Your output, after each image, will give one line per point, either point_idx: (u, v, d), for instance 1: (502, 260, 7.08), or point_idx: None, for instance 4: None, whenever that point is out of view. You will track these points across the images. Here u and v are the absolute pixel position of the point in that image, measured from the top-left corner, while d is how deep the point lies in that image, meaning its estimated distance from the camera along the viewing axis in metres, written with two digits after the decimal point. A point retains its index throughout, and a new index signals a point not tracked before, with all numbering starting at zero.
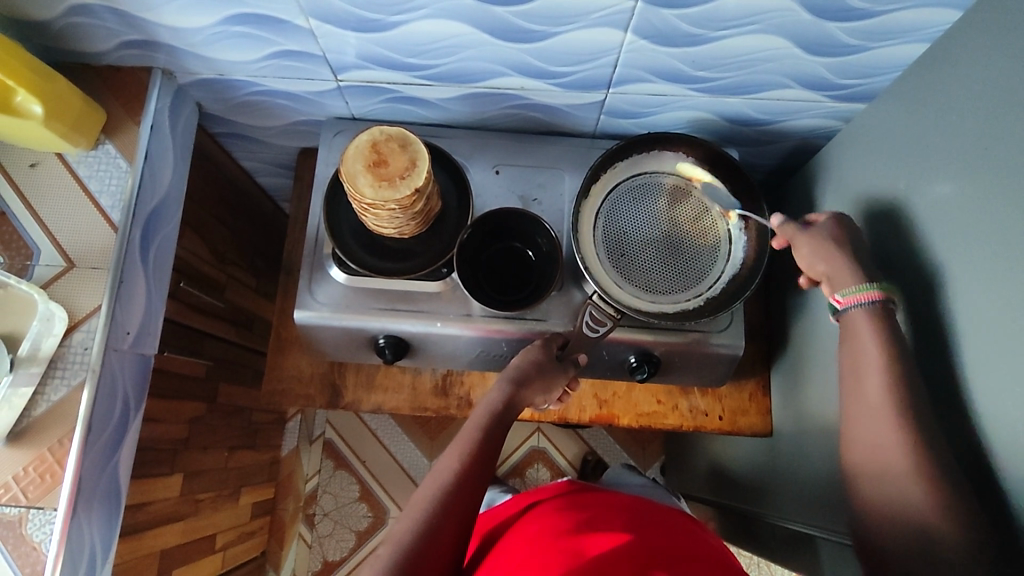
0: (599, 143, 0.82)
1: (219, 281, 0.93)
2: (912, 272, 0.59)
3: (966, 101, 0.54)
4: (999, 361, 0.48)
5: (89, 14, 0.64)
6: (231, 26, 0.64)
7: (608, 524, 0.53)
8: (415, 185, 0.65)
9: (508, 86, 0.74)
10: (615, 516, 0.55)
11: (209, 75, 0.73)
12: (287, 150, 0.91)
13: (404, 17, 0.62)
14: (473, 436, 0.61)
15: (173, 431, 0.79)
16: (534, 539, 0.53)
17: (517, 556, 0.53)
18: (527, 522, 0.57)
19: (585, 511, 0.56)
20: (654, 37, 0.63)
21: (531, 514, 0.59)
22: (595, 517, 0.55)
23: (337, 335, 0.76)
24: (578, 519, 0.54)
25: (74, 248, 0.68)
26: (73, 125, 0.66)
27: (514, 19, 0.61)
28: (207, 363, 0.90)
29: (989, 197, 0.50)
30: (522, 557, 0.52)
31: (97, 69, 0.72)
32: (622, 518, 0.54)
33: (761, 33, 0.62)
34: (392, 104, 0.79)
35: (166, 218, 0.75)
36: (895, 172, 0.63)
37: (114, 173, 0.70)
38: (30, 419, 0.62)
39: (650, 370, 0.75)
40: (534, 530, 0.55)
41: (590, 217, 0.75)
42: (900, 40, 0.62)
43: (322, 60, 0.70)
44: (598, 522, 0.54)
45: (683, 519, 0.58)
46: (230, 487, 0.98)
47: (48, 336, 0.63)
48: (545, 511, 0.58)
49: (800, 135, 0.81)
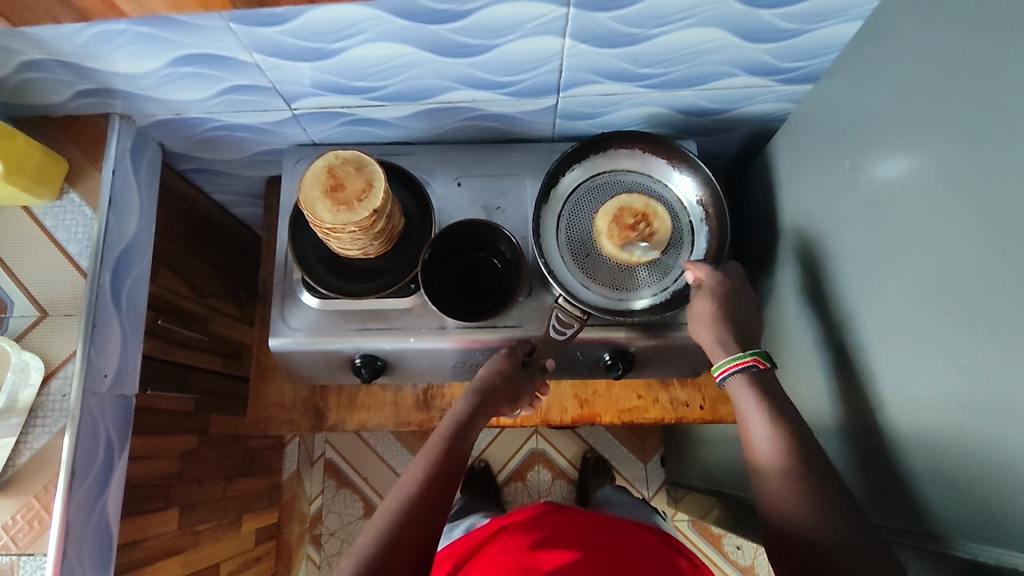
0: (558, 147, 0.83)
1: (201, 314, 0.94)
2: (868, 251, 0.59)
3: (903, 77, 0.55)
4: (948, 334, 0.49)
5: (41, 69, 0.65)
6: (179, 68, 0.66)
7: (568, 542, 0.57)
8: (373, 206, 0.65)
9: (460, 100, 0.75)
10: (573, 532, 0.59)
11: (166, 115, 0.75)
12: (255, 179, 0.93)
13: (346, 43, 0.63)
14: (438, 447, 0.63)
15: (165, 466, 0.80)
16: (496, 557, 0.58)
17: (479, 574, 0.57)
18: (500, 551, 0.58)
19: (549, 534, 0.59)
20: (593, 40, 0.64)
21: (505, 540, 0.60)
22: (555, 534, 0.59)
23: (315, 359, 0.77)
24: (538, 537, 0.58)
25: (47, 298, 0.69)
26: (34, 178, 0.68)
27: (453, 36, 0.62)
28: (195, 396, 0.91)
29: (927, 171, 0.51)
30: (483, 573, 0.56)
31: (56, 120, 0.73)
32: (582, 536, 0.59)
33: (699, 26, 0.63)
34: (350, 127, 0.80)
35: (136, 260, 0.76)
36: (844, 150, 0.63)
37: (80, 221, 0.71)
38: (15, 468, 0.64)
39: (626, 367, 0.75)
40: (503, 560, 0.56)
41: (552, 222, 0.76)
42: (835, 21, 0.62)
43: (274, 91, 0.71)
44: (556, 539, 0.58)
45: (642, 542, 0.60)
46: (230, 516, 1.00)
47: (26, 385, 0.64)
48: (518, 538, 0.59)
49: (756, 121, 0.81)
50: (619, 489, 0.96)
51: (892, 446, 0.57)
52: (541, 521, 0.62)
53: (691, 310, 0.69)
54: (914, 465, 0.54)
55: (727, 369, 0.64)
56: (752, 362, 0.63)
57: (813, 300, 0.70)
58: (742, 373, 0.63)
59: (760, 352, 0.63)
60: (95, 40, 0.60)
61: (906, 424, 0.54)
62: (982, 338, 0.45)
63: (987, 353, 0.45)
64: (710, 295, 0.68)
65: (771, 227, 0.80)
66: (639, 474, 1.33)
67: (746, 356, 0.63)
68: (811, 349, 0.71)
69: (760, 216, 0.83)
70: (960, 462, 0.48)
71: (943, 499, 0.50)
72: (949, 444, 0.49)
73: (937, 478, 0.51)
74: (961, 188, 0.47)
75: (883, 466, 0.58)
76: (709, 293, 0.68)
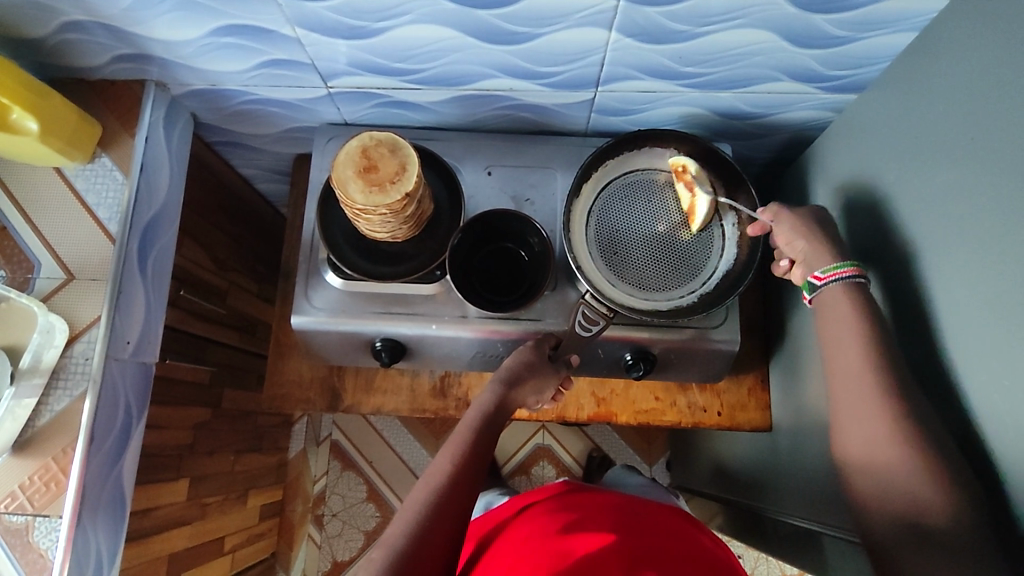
0: (591, 142, 0.82)
1: (221, 288, 0.94)
2: (906, 265, 0.59)
3: (955, 91, 0.54)
4: (989, 354, 0.48)
5: (81, 30, 0.65)
6: (220, 38, 0.65)
7: (597, 524, 0.56)
8: (406, 190, 0.65)
9: (497, 88, 0.74)
10: (602, 515, 0.58)
11: (202, 86, 0.74)
12: (283, 156, 0.92)
13: (389, 23, 0.62)
14: (465, 438, 0.62)
15: (178, 437, 0.80)
16: (525, 540, 0.57)
17: (508, 557, 0.57)
18: (527, 534, 0.58)
19: (577, 517, 0.58)
20: (639, 35, 0.63)
21: (533, 522, 0.60)
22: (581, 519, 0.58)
23: (335, 339, 0.77)
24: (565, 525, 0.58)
25: (73, 260, 0.69)
26: (69, 139, 0.68)
27: (498, 22, 0.62)
28: (211, 369, 0.91)
29: (978, 188, 0.50)
30: (512, 558, 0.56)
31: (92, 83, 0.73)
32: (607, 517, 0.58)
33: (747, 28, 0.62)
34: (384, 108, 0.79)
35: (163, 228, 0.76)
36: (887, 162, 0.62)
37: (111, 186, 0.71)
38: (35, 429, 0.64)
39: (647, 368, 0.75)
40: (533, 544, 0.56)
41: (582, 218, 0.75)
42: (887, 31, 0.62)
43: (312, 68, 0.70)
44: (587, 522, 0.57)
45: (676, 523, 0.59)
46: (237, 491, 1.00)
47: (49, 347, 0.65)
48: (543, 520, 0.59)
49: (793, 128, 0.80)
50: (626, 471, 0.96)
51: None
52: (568, 503, 0.62)
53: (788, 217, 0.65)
54: None
55: (832, 274, 0.60)
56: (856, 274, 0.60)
57: None
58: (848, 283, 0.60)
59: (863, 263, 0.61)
60: (140, 4, 0.60)
61: None
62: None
63: None
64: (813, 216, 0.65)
65: None
66: None
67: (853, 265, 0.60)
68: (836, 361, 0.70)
69: None
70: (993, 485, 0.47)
71: None
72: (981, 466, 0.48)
73: None
74: (1011, 207, 0.46)
75: None
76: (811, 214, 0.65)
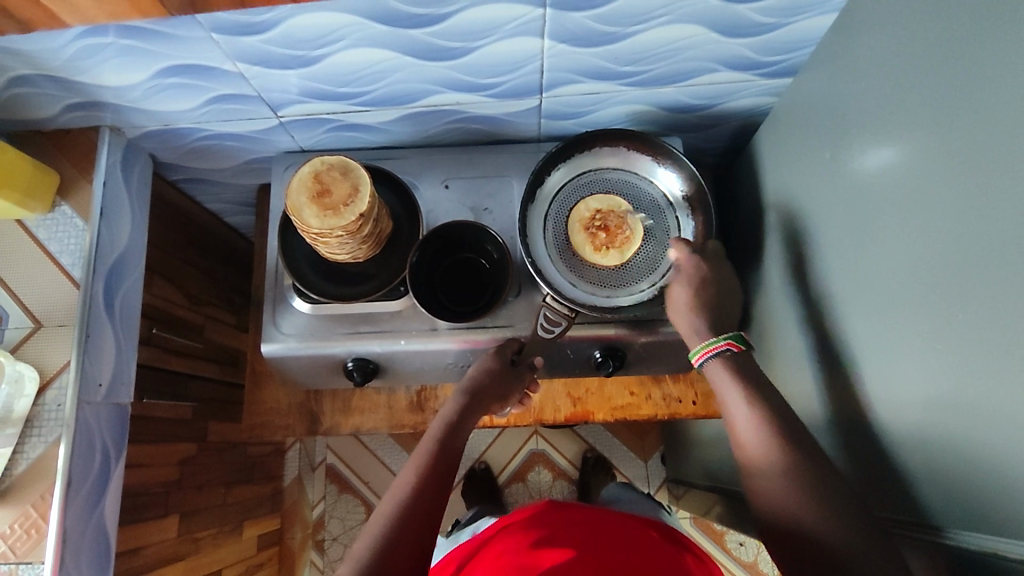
0: (544, 147, 0.84)
1: (197, 323, 0.95)
2: (850, 242, 0.60)
3: (879, 69, 0.55)
4: (926, 322, 0.49)
5: (30, 84, 0.66)
6: (165, 79, 0.67)
7: (567, 540, 0.57)
8: (359, 210, 0.66)
9: (444, 103, 0.75)
10: (575, 531, 0.59)
11: (155, 127, 0.76)
12: (246, 188, 0.94)
13: (327, 50, 0.63)
14: (429, 450, 0.63)
15: (163, 474, 0.81)
16: (499, 557, 0.57)
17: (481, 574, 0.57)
18: (501, 551, 0.58)
19: (549, 532, 0.59)
20: (571, 40, 0.64)
21: (506, 540, 0.60)
22: (556, 532, 0.59)
23: (307, 363, 0.78)
24: (537, 534, 0.58)
25: (41, 310, 0.70)
26: (27, 192, 0.69)
27: (432, 40, 0.63)
28: (193, 404, 0.92)
29: (904, 160, 0.51)
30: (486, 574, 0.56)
31: (47, 134, 0.75)
32: (579, 532, 0.58)
33: (675, 23, 0.63)
34: (337, 132, 0.81)
35: (127, 271, 0.77)
36: (826, 141, 0.63)
37: (73, 233, 0.73)
38: (12, 478, 0.65)
39: (616, 364, 0.76)
40: (504, 562, 0.56)
41: (539, 221, 0.76)
42: (811, 14, 0.63)
43: (260, 99, 0.72)
44: (559, 538, 0.57)
45: (648, 535, 0.60)
46: (232, 522, 1.01)
47: (20, 397, 0.66)
48: (517, 538, 0.59)
49: (740, 115, 0.82)
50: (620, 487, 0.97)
51: (875, 436, 0.57)
52: (542, 519, 0.62)
53: (669, 296, 0.69)
54: (896, 455, 0.54)
55: (704, 353, 0.64)
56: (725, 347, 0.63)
57: (799, 291, 0.70)
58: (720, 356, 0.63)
59: (734, 336, 0.63)
60: (82, 54, 0.61)
61: (890, 414, 0.54)
62: (956, 324, 0.46)
63: (963, 337, 0.45)
64: (687, 282, 0.68)
65: (758, 222, 0.80)
66: (641, 472, 1.33)
67: (721, 340, 0.63)
68: (798, 342, 0.71)
69: (748, 210, 0.83)
70: (939, 450, 0.48)
71: (930, 488, 0.50)
72: (930, 434, 0.49)
73: (920, 465, 0.51)
74: (936, 177, 0.47)
75: (868, 456, 0.58)
76: (685, 280, 0.68)
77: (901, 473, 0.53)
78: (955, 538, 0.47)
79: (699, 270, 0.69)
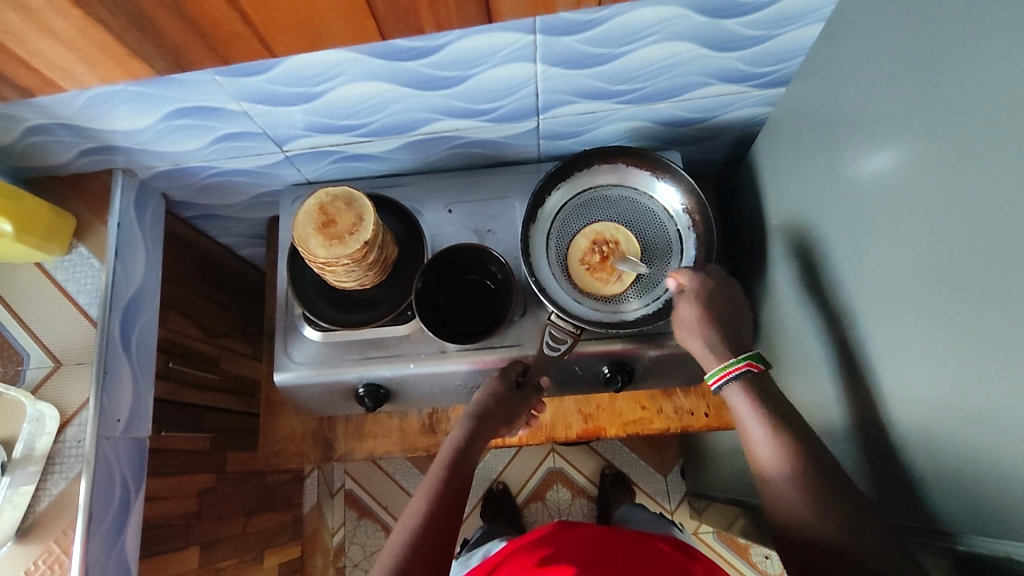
0: (544, 166, 0.85)
1: (213, 355, 0.97)
2: (850, 248, 0.60)
3: (868, 75, 0.55)
4: (928, 327, 0.49)
5: (45, 133, 0.69)
6: (173, 121, 0.69)
7: (575, 555, 0.56)
8: (364, 238, 0.67)
9: (444, 129, 0.77)
10: (585, 545, 0.58)
11: (166, 166, 0.78)
12: (257, 220, 0.96)
13: (326, 85, 0.65)
14: (438, 476, 0.63)
15: (183, 506, 0.82)
16: None
17: None
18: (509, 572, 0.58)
19: (556, 548, 0.59)
20: (563, 63, 0.66)
21: (514, 561, 0.60)
22: (562, 547, 0.58)
23: (320, 391, 0.79)
24: (544, 552, 0.58)
25: (60, 348, 0.73)
26: (43, 236, 0.72)
27: (429, 70, 0.64)
28: (212, 434, 0.93)
29: (900, 166, 0.51)
30: None
31: (64, 179, 0.77)
32: (586, 547, 0.58)
33: (666, 41, 0.64)
34: (342, 163, 0.82)
35: (143, 308, 0.79)
36: (821, 148, 0.64)
37: (89, 273, 0.75)
38: (35, 515, 0.67)
39: (625, 379, 0.76)
40: None
41: (541, 240, 0.77)
42: (799, 25, 0.64)
43: (264, 136, 0.74)
44: (566, 552, 0.57)
45: (662, 548, 0.59)
46: (253, 552, 1.01)
47: (41, 434, 0.68)
48: (526, 558, 0.59)
49: (737, 126, 0.82)
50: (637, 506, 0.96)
51: (885, 444, 0.56)
52: (547, 536, 0.62)
53: (676, 318, 0.67)
54: (907, 462, 0.53)
55: (721, 377, 0.62)
56: (735, 354, 0.62)
57: (803, 298, 0.70)
58: (739, 380, 0.61)
59: (752, 356, 0.62)
60: (93, 102, 0.64)
61: (896, 418, 0.54)
62: (957, 328, 0.45)
63: (965, 340, 0.45)
64: (694, 299, 0.67)
65: (761, 230, 0.81)
66: (661, 487, 1.32)
67: (739, 360, 0.62)
68: (804, 349, 0.71)
69: (751, 219, 0.84)
70: (945, 455, 0.48)
71: (938, 493, 0.50)
72: (936, 440, 0.49)
73: (928, 472, 0.50)
74: (931, 179, 0.47)
75: (875, 462, 0.58)
76: (691, 298, 0.67)
77: (909, 478, 0.53)
78: (970, 545, 0.47)
79: (704, 285, 0.68)
